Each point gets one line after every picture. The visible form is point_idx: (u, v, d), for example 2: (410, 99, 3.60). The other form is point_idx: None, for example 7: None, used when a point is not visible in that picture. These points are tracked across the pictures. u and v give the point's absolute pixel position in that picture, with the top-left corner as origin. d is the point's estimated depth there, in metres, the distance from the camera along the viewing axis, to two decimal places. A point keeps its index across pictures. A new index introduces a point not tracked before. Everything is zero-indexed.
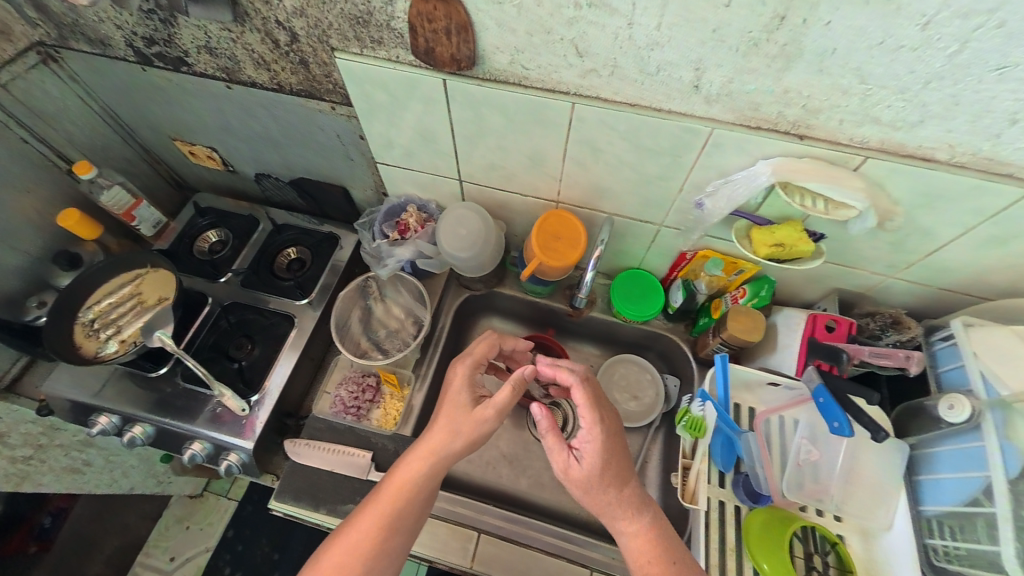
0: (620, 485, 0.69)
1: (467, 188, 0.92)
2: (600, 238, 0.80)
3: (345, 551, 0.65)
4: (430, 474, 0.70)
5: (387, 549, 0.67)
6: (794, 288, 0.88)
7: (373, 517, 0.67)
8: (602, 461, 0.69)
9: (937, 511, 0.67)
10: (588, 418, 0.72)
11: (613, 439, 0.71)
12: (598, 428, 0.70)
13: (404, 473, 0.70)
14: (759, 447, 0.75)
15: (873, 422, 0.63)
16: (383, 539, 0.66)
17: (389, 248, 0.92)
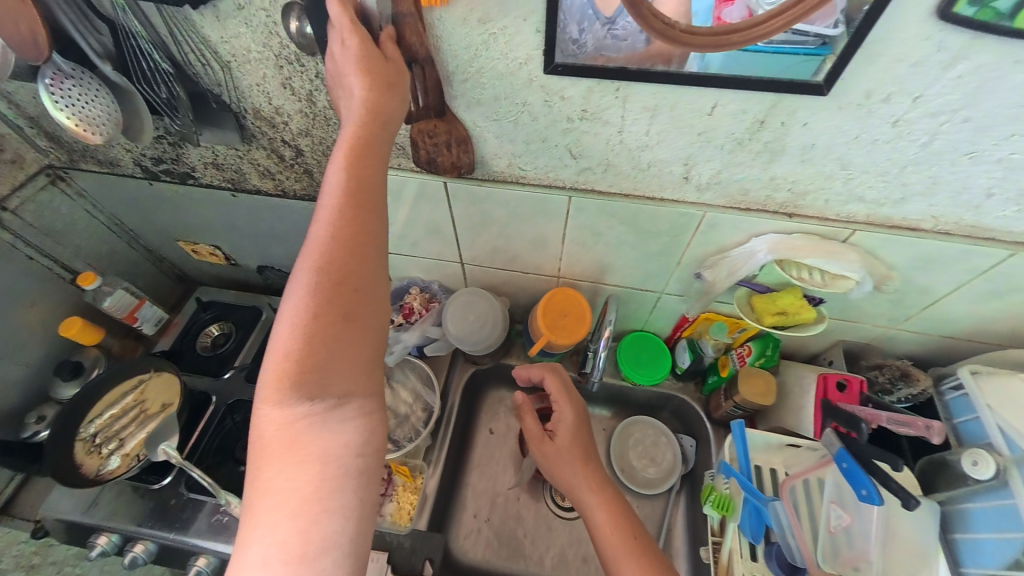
0: (584, 461, 0.76)
1: (470, 270, 0.94)
2: (608, 318, 0.82)
3: (306, 303, 0.42)
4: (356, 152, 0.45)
5: (365, 253, 0.45)
6: (798, 344, 0.89)
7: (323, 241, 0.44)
8: (568, 439, 0.78)
9: (980, 574, 0.65)
10: (559, 399, 0.81)
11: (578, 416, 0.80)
12: (566, 406, 0.80)
13: (329, 206, 0.44)
14: (788, 514, 0.72)
15: (902, 488, 0.61)
16: (354, 220, 0.45)
17: (396, 333, 0.92)
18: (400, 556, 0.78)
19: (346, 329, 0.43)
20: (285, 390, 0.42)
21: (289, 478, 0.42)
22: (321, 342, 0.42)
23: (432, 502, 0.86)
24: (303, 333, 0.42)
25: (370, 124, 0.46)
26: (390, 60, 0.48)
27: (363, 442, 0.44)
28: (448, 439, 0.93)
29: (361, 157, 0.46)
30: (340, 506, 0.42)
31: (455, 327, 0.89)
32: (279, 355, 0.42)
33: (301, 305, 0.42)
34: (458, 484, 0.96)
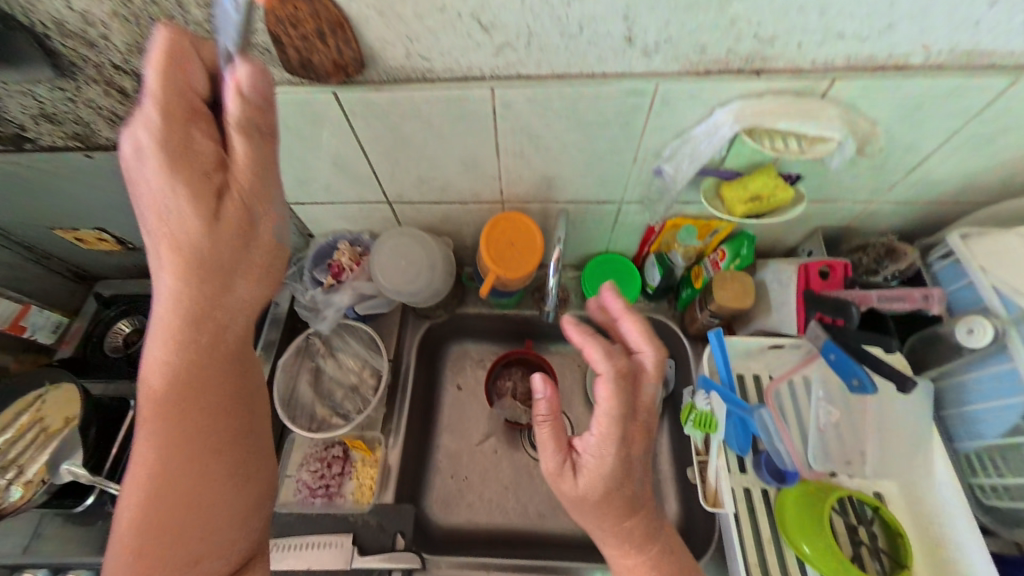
0: (621, 518, 0.54)
1: (401, 210, 0.82)
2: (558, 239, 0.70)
3: (143, 448, 0.45)
4: (175, 283, 0.45)
5: (202, 387, 0.47)
6: (773, 239, 0.82)
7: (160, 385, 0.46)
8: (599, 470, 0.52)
9: (975, 446, 0.62)
10: (604, 425, 0.51)
11: (627, 458, 0.52)
12: (615, 440, 0.51)
13: (159, 351, 0.46)
14: (774, 421, 0.66)
15: (899, 372, 0.56)
16: (187, 353, 0.46)
17: (325, 296, 0.80)
18: (367, 537, 0.70)
19: (189, 466, 0.46)
20: (132, 554, 0.44)
21: None
22: (171, 496, 0.46)
23: (397, 473, 0.77)
24: (152, 473, 0.45)
25: (178, 243, 0.44)
26: (207, 132, 0.44)
27: None
28: (407, 403, 0.84)
29: (184, 280, 0.45)
30: None
31: (389, 281, 0.75)
32: (132, 517, 0.45)
33: (153, 442, 0.45)
34: (428, 448, 0.88)
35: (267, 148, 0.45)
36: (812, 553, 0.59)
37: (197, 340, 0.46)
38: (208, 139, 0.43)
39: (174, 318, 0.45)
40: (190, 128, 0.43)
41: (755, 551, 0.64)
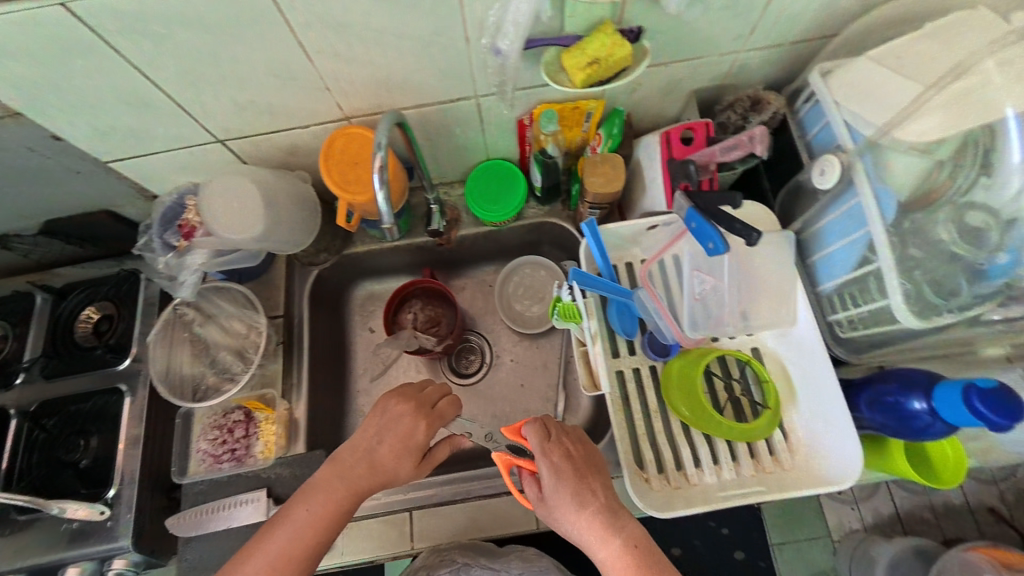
0: (580, 505, 0.52)
1: (240, 147, 0.73)
2: (376, 141, 0.52)
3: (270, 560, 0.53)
4: (355, 474, 0.58)
5: (318, 538, 0.55)
6: (648, 113, 0.77)
7: (305, 520, 0.55)
8: (550, 479, 0.54)
9: (834, 285, 0.63)
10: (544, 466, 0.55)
11: (566, 478, 0.54)
12: (547, 473, 0.54)
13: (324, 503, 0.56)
14: (652, 300, 0.67)
15: (747, 226, 0.56)
16: (331, 519, 0.56)
17: (177, 261, 0.72)
18: (283, 487, 0.71)
19: None
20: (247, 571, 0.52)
21: None
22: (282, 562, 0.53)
23: (307, 427, 0.77)
24: (303, 529, 0.54)
25: (364, 448, 0.60)
26: (410, 421, 0.62)
27: None
28: (305, 356, 0.81)
29: (356, 452, 0.59)
30: None
31: (224, 229, 0.64)
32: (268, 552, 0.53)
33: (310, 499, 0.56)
34: (346, 392, 0.88)
35: (450, 398, 0.68)
36: (690, 414, 0.65)
37: (340, 499, 0.57)
38: (395, 408, 0.63)
39: (335, 528, 0.57)
40: (393, 407, 0.63)
41: (643, 421, 0.68)
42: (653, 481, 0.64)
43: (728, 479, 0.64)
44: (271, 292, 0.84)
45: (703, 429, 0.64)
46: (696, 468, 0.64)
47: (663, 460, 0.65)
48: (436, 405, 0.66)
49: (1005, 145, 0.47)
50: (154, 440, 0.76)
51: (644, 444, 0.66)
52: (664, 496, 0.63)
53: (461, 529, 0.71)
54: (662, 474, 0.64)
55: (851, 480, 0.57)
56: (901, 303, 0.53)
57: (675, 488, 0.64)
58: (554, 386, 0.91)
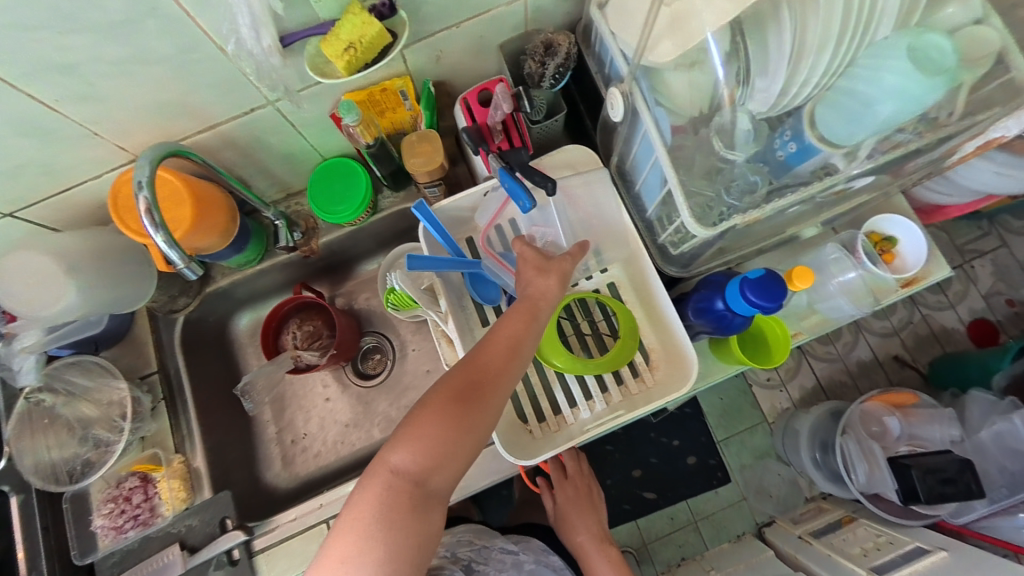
0: (587, 517, 0.98)
1: (39, 215, 0.68)
2: (134, 181, 0.50)
3: (456, 382, 0.56)
4: (521, 311, 0.59)
5: (500, 369, 0.56)
6: (461, 79, 0.77)
7: (500, 345, 0.57)
8: (573, 500, 1.00)
9: (655, 209, 0.66)
10: (568, 494, 1.01)
11: (582, 500, 1.00)
12: (568, 498, 1.00)
13: (508, 332, 0.58)
14: (498, 265, 0.70)
15: (543, 176, 0.60)
16: (511, 349, 0.57)
17: (7, 350, 0.68)
18: (196, 536, 0.71)
19: (471, 407, 0.54)
20: (448, 390, 0.55)
21: (394, 457, 0.53)
22: (474, 379, 0.56)
23: (209, 472, 0.77)
24: (496, 347, 0.57)
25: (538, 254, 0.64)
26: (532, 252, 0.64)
27: (447, 456, 0.54)
28: (191, 404, 0.80)
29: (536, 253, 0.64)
30: (388, 520, 0.51)
31: (31, 307, 0.60)
32: (460, 375, 0.56)
33: (503, 320, 0.59)
34: (257, 425, 0.89)
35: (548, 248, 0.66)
36: (561, 362, 0.66)
37: (517, 328, 0.58)
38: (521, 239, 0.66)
39: (504, 373, 0.56)
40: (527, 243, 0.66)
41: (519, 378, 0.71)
42: (535, 431, 0.68)
43: (601, 411, 0.68)
44: (139, 350, 0.81)
45: (576, 373, 0.67)
46: (572, 408, 0.69)
47: (542, 409, 0.70)
48: (533, 255, 0.64)
49: (711, 65, 0.53)
50: (55, 528, 0.74)
51: (522, 400, 0.70)
52: (544, 441, 0.68)
53: None
54: (543, 422, 0.69)
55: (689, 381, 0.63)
56: (688, 216, 0.55)
57: (555, 431, 0.68)
58: None
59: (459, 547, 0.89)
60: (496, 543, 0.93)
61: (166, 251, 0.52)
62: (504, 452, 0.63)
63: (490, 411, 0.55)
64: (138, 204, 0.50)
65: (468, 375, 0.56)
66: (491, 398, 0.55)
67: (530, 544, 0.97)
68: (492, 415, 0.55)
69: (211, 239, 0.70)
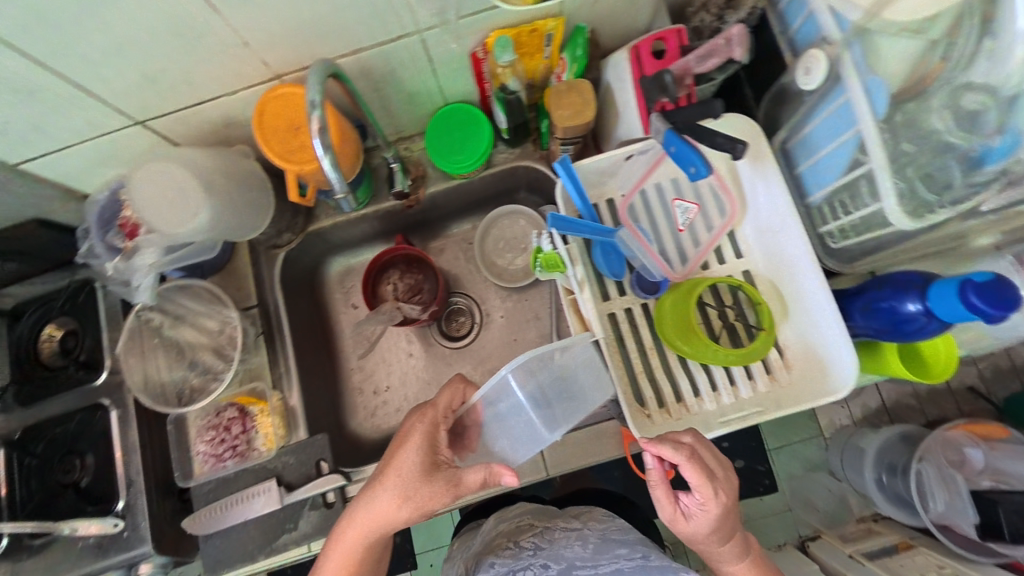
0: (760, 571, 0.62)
1: (166, 128, 0.65)
2: (307, 99, 0.46)
3: (366, 528, 0.55)
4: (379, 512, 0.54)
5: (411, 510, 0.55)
6: (609, 31, 0.70)
7: (369, 528, 0.55)
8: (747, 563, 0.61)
9: (823, 194, 0.61)
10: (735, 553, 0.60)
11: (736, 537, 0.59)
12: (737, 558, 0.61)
13: (383, 503, 0.54)
14: (635, 237, 0.65)
15: (729, 138, 0.52)
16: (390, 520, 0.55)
17: (125, 264, 0.67)
18: (291, 474, 0.71)
19: (370, 550, 0.55)
20: (338, 546, 0.56)
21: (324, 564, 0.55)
22: (354, 543, 0.55)
23: (303, 411, 0.76)
24: (377, 513, 0.54)
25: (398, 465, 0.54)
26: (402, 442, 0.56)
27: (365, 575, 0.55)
28: (289, 342, 0.78)
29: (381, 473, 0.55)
30: None
31: (163, 223, 0.57)
32: (361, 529, 0.55)
33: (360, 513, 0.55)
34: (340, 373, 0.87)
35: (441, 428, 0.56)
36: (684, 344, 0.63)
37: (402, 487, 0.54)
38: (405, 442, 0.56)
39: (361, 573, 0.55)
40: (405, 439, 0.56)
41: (639, 359, 0.67)
42: (654, 416, 0.65)
43: (726, 404, 0.65)
44: (239, 283, 0.80)
45: (698, 360, 0.63)
46: (695, 398, 0.65)
47: (662, 394, 0.66)
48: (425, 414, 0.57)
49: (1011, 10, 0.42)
50: (151, 449, 0.75)
51: (642, 383, 0.66)
52: (664, 427, 0.64)
53: None
54: (663, 408, 0.65)
55: (847, 388, 0.58)
56: (896, 206, 0.49)
57: (675, 418, 0.64)
58: (548, 336, 0.90)
59: (521, 536, 0.73)
60: (562, 524, 0.75)
61: (329, 176, 0.49)
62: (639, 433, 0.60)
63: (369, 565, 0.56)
64: (309, 124, 0.46)
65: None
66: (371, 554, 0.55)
67: (595, 513, 0.78)
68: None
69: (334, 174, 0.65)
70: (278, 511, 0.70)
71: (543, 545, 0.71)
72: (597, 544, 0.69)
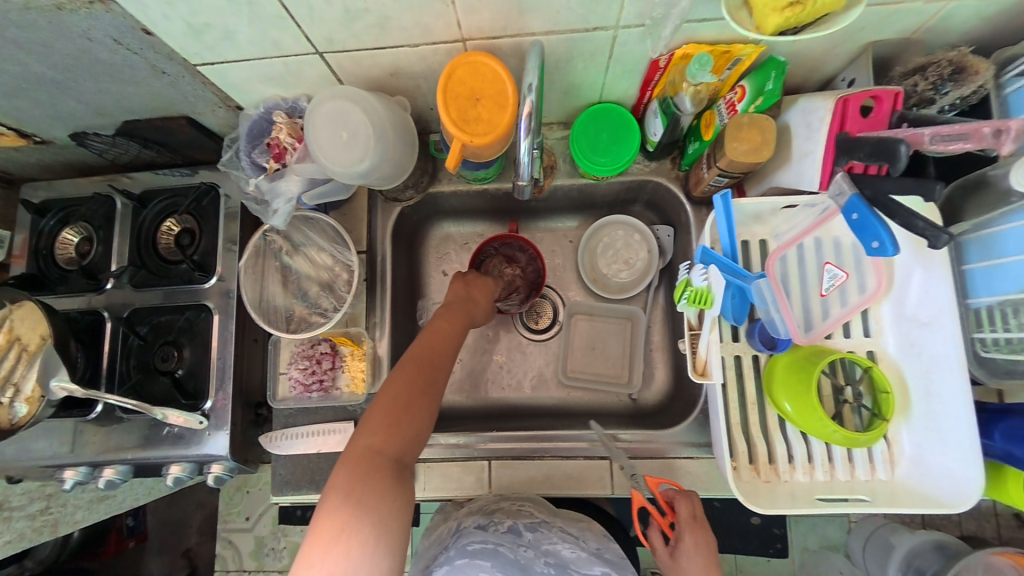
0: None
1: (336, 64, 0.64)
2: (526, 82, 0.52)
3: (437, 331, 0.68)
4: (454, 323, 0.70)
5: (463, 325, 0.71)
6: (806, 67, 0.64)
7: (435, 333, 0.68)
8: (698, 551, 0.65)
9: (990, 300, 0.58)
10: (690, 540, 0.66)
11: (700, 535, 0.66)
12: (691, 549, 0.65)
13: (447, 314, 0.71)
14: (773, 289, 0.61)
15: (930, 226, 0.49)
16: (456, 326, 0.70)
17: (269, 185, 0.70)
18: None
19: (443, 354, 0.67)
20: (416, 354, 0.65)
21: (404, 372, 0.63)
22: (427, 342, 0.67)
23: (388, 362, 0.79)
24: (445, 318, 0.70)
25: (461, 289, 0.76)
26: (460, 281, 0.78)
27: (440, 378, 0.65)
28: (388, 297, 0.80)
29: (452, 301, 0.74)
30: (413, 414, 0.60)
31: (330, 159, 0.62)
32: (433, 336, 0.68)
33: (439, 323, 0.70)
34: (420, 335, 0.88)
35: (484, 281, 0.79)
36: (793, 409, 0.61)
37: (467, 305, 0.74)
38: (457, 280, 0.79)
39: (444, 362, 0.66)
40: (465, 281, 0.78)
41: (738, 410, 0.66)
42: (742, 470, 0.64)
43: (819, 481, 0.63)
44: (353, 225, 0.81)
45: (805, 428, 0.61)
46: (789, 465, 0.63)
47: (755, 452, 0.64)
48: (470, 276, 0.79)
49: None
50: (239, 364, 0.80)
51: (734, 435, 0.65)
52: (751, 486, 0.63)
53: (532, 481, 0.77)
54: (753, 465, 0.64)
55: (971, 505, 0.56)
56: None
57: (764, 480, 0.63)
58: (629, 355, 0.87)
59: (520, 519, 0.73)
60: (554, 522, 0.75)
61: (520, 159, 0.58)
62: (746, 501, 0.59)
63: (446, 368, 0.66)
64: (522, 105, 0.53)
65: (421, 369, 0.64)
66: (450, 357, 0.67)
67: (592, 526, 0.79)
68: (439, 400, 0.63)
69: (487, 149, 0.61)
70: None
71: (544, 539, 0.73)
72: (585, 557, 0.73)
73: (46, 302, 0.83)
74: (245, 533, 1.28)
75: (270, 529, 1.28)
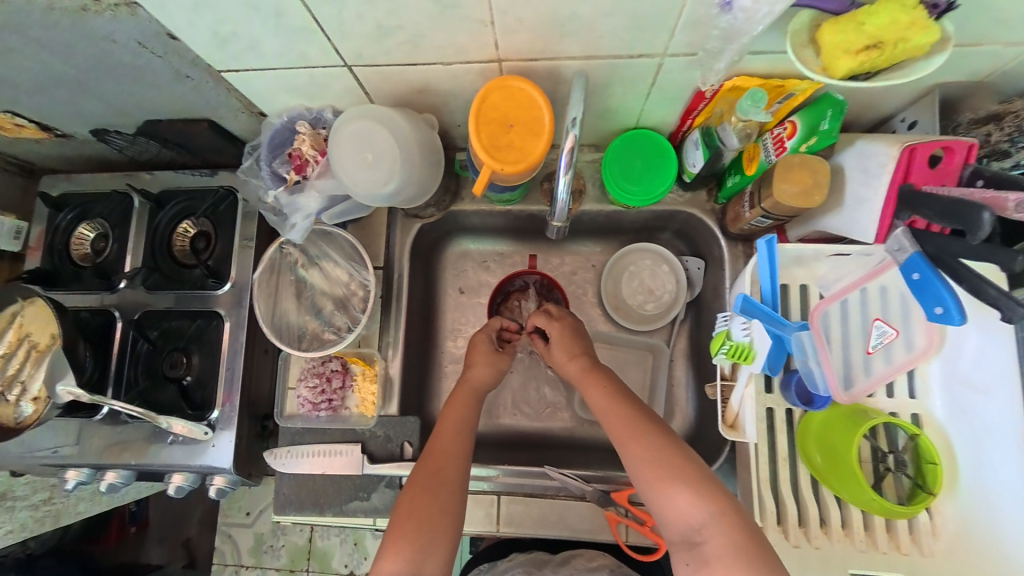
0: (682, 483, 0.53)
1: (364, 77, 0.61)
2: (570, 116, 0.49)
3: (446, 421, 0.65)
4: (464, 409, 0.67)
5: (471, 405, 0.68)
6: (863, 106, 0.60)
7: (445, 423, 0.65)
8: (646, 445, 0.56)
9: None
10: (627, 434, 0.58)
11: (634, 425, 0.58)
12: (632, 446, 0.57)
13: (455, 400, 0.68)
14: (816, 342, 0.57)
15: (1004, 297, 0.44)
16: (465, 410, 0.67)
17: (289, 199, 0.67)
18: (375, 445, 0.74)
19: (456, 445, 0.62)
20: (425, 454, 0.62)
21: (415, 475, 0.60)
22: (435, 434, 0.64)
23: (399, 384, 0.77)
24: (454, 403, 0.67)
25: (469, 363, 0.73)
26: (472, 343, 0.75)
27: (455, 479, 0.60)
28: (403, 316, 0.78)
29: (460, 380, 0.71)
30: (428, 526, 0.56)
31: (352, 177, 0.60)
32: (442, 427, 0.65)
33: (448, 410, 0.67)
34: (433, 354, 0.84)
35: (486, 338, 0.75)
36: (822, 461, 0.59)
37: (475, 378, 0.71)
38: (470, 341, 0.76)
39: (456, 456, 0.61)
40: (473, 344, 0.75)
41: (767, 465, 0.62)
42: (767, 528, 0.60)
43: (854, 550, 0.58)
44: (372, 239, 0.79)
45: (845, 492, 0.56)
46: (820, 530, 0.59)
47: (785, 511, 0.60)
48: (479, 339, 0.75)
49: None
50: (247, 376, 0.78)
51: (760, 491, 0.61)
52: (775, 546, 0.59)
53: (542, 519, 0.74)
54: (780, 524, 0.60)
55: None
56: None
57: (792, 543, 0.59)
58: (648, 389, 0.84)
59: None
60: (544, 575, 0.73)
61: (557, 195, 0.56)
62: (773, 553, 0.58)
63: (460, 466, 0.61)
64: (563, 139, 0.50)
65: (427, 467, 0.60)
66: (461, 448, 0.62)
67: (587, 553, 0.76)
68: (456, 503, 0.58)
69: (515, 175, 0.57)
70: (354, 475, 0.73)
71: None
72: None
73: (59, 299, 0.82)
74: (245, 529, 1.28)
75: (269, 527, 1.27)
